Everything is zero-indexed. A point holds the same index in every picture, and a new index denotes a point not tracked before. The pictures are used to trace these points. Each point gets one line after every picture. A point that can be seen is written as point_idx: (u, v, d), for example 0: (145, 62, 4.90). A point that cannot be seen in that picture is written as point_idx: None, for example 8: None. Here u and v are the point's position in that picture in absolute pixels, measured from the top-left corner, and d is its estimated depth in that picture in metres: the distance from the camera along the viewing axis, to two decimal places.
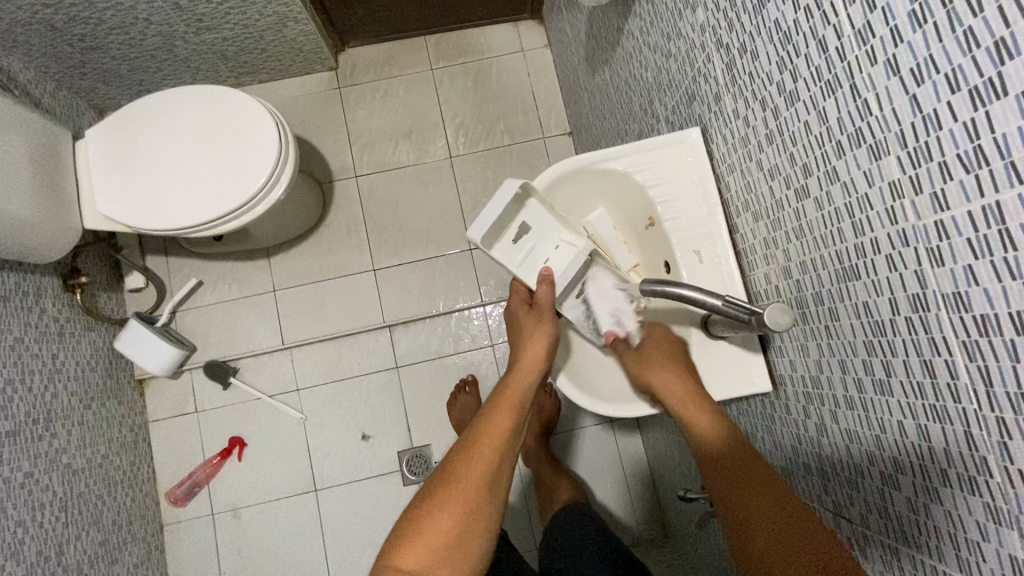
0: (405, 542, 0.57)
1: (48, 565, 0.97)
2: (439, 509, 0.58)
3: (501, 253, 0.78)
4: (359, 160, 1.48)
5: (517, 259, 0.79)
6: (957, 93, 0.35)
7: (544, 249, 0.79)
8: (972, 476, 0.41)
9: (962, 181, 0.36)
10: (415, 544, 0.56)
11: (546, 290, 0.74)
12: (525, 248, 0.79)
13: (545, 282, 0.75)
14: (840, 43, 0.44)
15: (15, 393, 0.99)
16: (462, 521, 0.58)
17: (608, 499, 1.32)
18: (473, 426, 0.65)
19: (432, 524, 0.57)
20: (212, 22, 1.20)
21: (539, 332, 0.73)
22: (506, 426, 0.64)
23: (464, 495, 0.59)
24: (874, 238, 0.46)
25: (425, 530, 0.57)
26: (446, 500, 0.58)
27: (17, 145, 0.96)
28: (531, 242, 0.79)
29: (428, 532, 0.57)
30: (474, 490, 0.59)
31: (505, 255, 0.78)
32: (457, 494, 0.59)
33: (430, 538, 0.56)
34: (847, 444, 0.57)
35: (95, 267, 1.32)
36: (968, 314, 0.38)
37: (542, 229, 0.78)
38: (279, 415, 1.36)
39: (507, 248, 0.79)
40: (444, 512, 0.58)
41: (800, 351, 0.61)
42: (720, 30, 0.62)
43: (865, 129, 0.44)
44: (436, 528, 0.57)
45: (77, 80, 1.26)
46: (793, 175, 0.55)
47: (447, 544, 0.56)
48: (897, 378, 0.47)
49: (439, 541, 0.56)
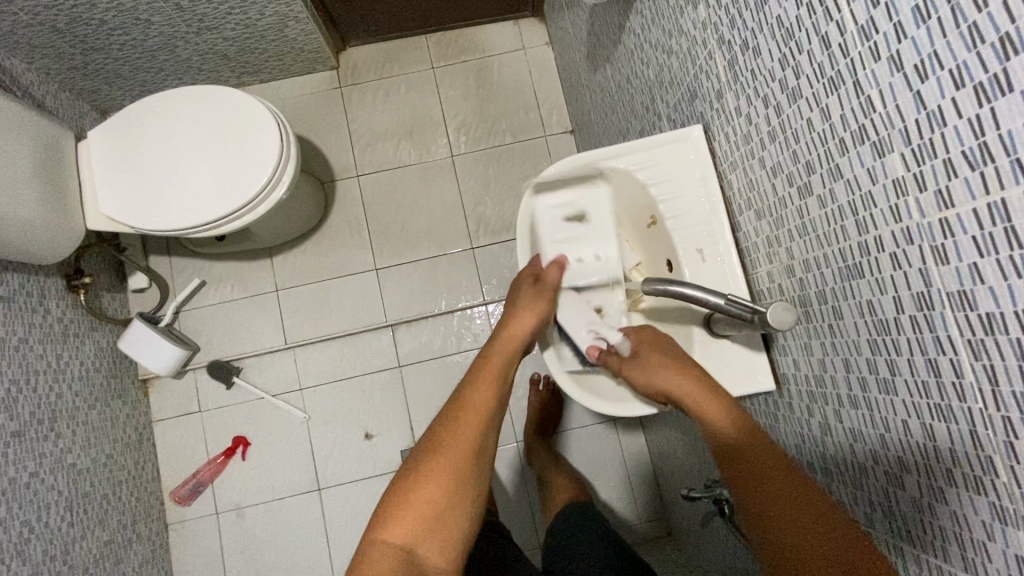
0: (394, 511, 0.59)
1: (53, 565, 0.97)
2: (427, 479, 0.60)
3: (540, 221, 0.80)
4: (361, 159, 1.47)
5: (554, 236, 0.80)
6: (962, 88, 0.35)
7: (582, 247, 0.80)
8: (977, 476, 0.41)
9: (967, 178, 0.36)
10: (404, 514, 0.59)
11: (557, 274, 0.77)
12: (567, 231, 0.80)
13: (559, 266, 0.78)
14: (844, 38, 0.44)
15: (19, 393, 0.99)
16: (449, 490, 0.60)
17: (611, 497, 1.32)
18: (456, 398, 0.67)
19: (421, 494, 0.60)
20: (213, 22, 1.20)
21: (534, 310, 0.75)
22: (489, 399, 0.67)
23: (450, 465, 0.61)
24: (878, 236, 0.45)
25: (414, 500, 0.59)
26: (433, 470, 0.61)
27: (19, 146, 0.97)
28: (574, 232, 0.80)
29: (416, 502, 0.59)
30: (460, 460, 0.62)
31: (545, 222, 0.80)
32: (443, 464, 0.61)
33: (418, 509, 0.59)
34: (851, 443, 0.56)
35: (99, 267, 1.32)
36: (974, 312, 0.38)
37: (591, 229, 0.80)
38: (283, 414, 1.36)
39: (549, 219, 0.80)
40: (431, 481, 0.60)
41: (804, 350, 0.61)
42: (722, 27, 0.61)
43: (869, 126, 0.43)
44: (423, 499, 0.59)
45: (80, 82, 1.26)
46: (796, 173, 0.55)
47: (435, 514, 0.59)
48: (902, 377, 0.47)
49: (427, 510, 0.59)
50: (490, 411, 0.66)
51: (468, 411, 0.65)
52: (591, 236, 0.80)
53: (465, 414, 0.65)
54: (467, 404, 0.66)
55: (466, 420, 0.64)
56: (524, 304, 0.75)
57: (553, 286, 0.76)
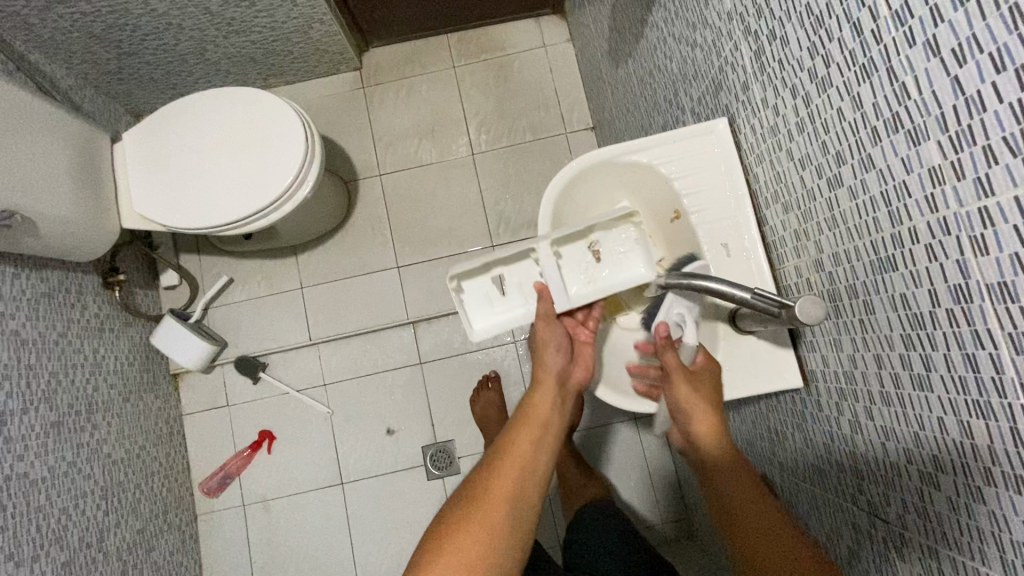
0: (430, 557, 0.56)
1: (89, 552, 1.00)
2: (461, 529, 0.57)
3: (507, 316, 0.79)
4: (383, 158, 1.49)
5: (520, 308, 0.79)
6: (1003, 72, 0.34)
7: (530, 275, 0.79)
8: (1018, 476, 0.39)
9: (1008, 165, 0.35)
10: (438, 562, 0.55)
11: (543, 303, 0.75)
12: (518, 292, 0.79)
13: (540, 296, 0.75)
14: (877, 24, 0.43)
15: (58, 385, 1.03)
16: (485, 540, 0.56)
17: (632, 497, 1.31)
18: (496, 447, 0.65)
19: (457, 539, 0.56)
20: (241, 26, 1.22)
21: (549, 341, 0.74)
22: (527, 446, 0.64)
23: (489, 517, 0.58)
24: (912, 227, 0.44)
25: (448, 548, 0.56)
26: (470, 517, 0.58)
27: (61, 146, 1.00)
28: (517, 285, 0.79)
29: (450, 551, 0.56)
30: (499, 511, 0.58)
31: (510, 314, 0.79)
32: (479, 514, 0.58)
33: (453, 558, 0.55)
34: (883, 442, 0.54)
35: (132, 265, 1.36)
36: (1015, 305, 0.36)
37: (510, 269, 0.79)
38: (308, 409, 1.38)
39: (511, 308, 0.79)
40: (466, 531, 0.57)
41: (833, 346, 0.60)
42: (749, 17, 0.60)
43: (904, 113, 0.42)
44: (460, 546, 0.56)
45: (115, 86, 1.30)
46: (825, 164, 0.54)
47: (471, 565, 0.55)
48: (938, 372, 0.45)
49: (463, 559, 0.55)
50: (530, 455, 0.64)
51: (508, 461, 0.63)
52: (523, 270, 0.80)
53: (504, 464, 0.62)
54: (506, 454, 0.63)
55: (506, 471, 0.62)
56: (546, 343, 0.74)
57: (546, 312, 0.75)
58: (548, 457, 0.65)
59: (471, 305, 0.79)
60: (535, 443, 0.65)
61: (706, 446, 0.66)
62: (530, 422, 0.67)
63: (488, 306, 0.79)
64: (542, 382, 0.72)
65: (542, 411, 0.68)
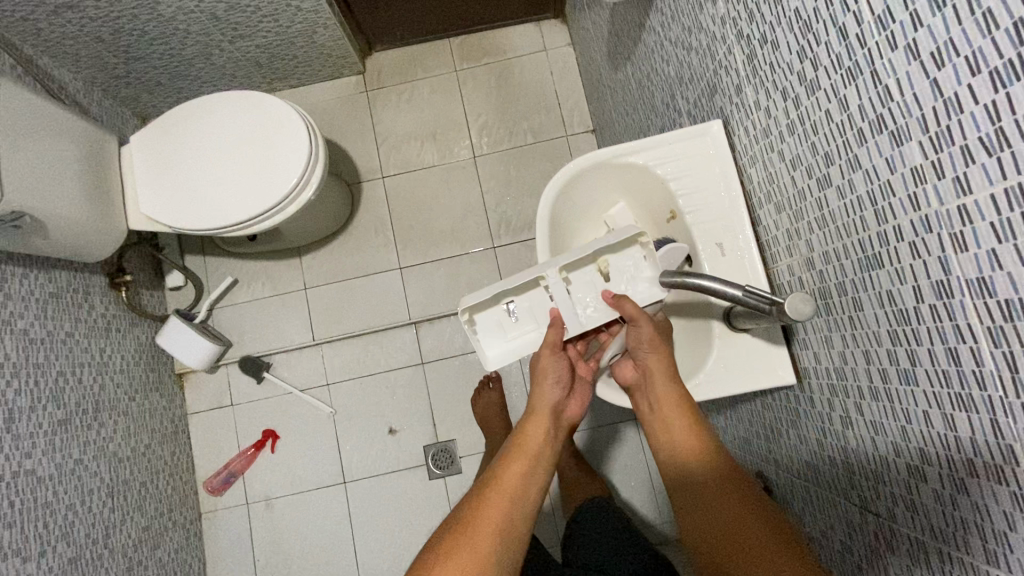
0: None
1: (95, 548, 1.02)
2: (450, 556, 0.58)
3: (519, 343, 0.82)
4: (386, 160, 1.51)
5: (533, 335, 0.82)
6: (978, 75, 0.35)
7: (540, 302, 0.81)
8: (998, 466, 0.40)
9: (984, 164, 0.36)
10: None
11: (553, 332, 0.76)
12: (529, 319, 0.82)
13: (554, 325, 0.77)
14: (861, 29, 0.44)
15: (66, 384, 1.05)
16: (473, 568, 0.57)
17: (631, 496, 1.32)
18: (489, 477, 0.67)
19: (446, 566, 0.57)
20: (246, 31, 1.24)
21: (549, 368, 0.76)
22: (518, 477, 0.66)
23: (478, 545, 0.59)
24: (897, 225, 0.45)
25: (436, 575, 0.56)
26: (459, 545, 0.59)
27: (69, 148, 1.02)
28: (528, 311, 0.82)
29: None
30: (489, 540, 0.59)
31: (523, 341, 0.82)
32: (469, 542, 0.59)
33: None
34: (873, 437, 0.56)
35: (139, 266, 1.38)
36: (993, 299, 0.38)
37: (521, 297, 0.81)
38: (311, 409, 1.39)
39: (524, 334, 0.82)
40: (455, 558, 0.57)
41: (824, 343, 0.61)
42: (741, 22, 0.62)
43: (887, 115, 0.43)
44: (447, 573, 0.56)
45: (122, 90, 1.33)
46: (815, 165, 0.55)
47: None
48: (922, 367, 0.46)
49: None
50: (522, 487, 0.65)
51: (498, 492, 0.64)
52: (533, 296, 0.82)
53: (495, 496, 0.64)
54: (498, 485, 0.65)
55: (495, 502, 0.63)
56: (544, 372, 0.76)
57: (554, 341, 0.76)
58: (538, 490, 0.67)
59: (484, 332, 0.83)
60: (526, 474, 0.67)
61: (694, 463, 0.65)
62: (523, 455, 0.69)
63: (502, 331, 0.82)
64: (536, 414, 0.74)
65: (534, 444, 0.70)
